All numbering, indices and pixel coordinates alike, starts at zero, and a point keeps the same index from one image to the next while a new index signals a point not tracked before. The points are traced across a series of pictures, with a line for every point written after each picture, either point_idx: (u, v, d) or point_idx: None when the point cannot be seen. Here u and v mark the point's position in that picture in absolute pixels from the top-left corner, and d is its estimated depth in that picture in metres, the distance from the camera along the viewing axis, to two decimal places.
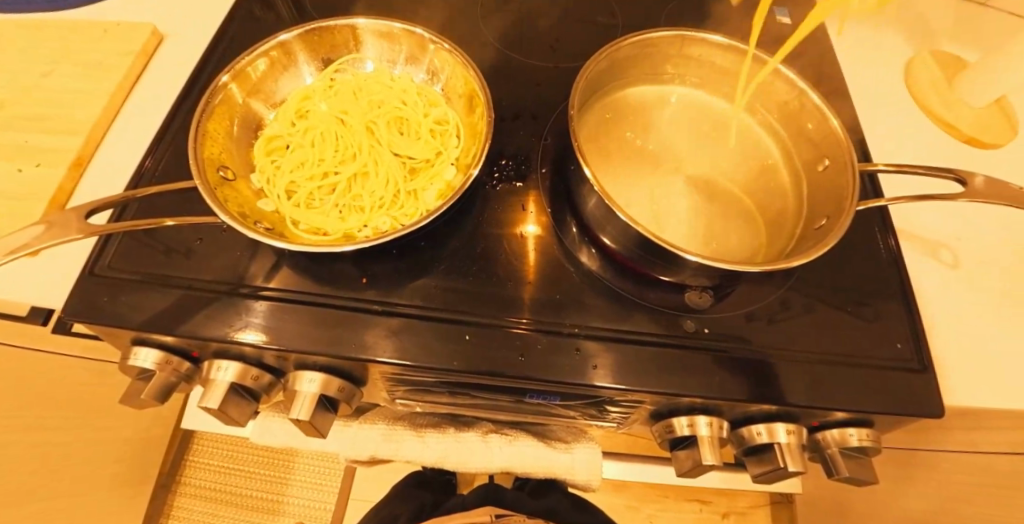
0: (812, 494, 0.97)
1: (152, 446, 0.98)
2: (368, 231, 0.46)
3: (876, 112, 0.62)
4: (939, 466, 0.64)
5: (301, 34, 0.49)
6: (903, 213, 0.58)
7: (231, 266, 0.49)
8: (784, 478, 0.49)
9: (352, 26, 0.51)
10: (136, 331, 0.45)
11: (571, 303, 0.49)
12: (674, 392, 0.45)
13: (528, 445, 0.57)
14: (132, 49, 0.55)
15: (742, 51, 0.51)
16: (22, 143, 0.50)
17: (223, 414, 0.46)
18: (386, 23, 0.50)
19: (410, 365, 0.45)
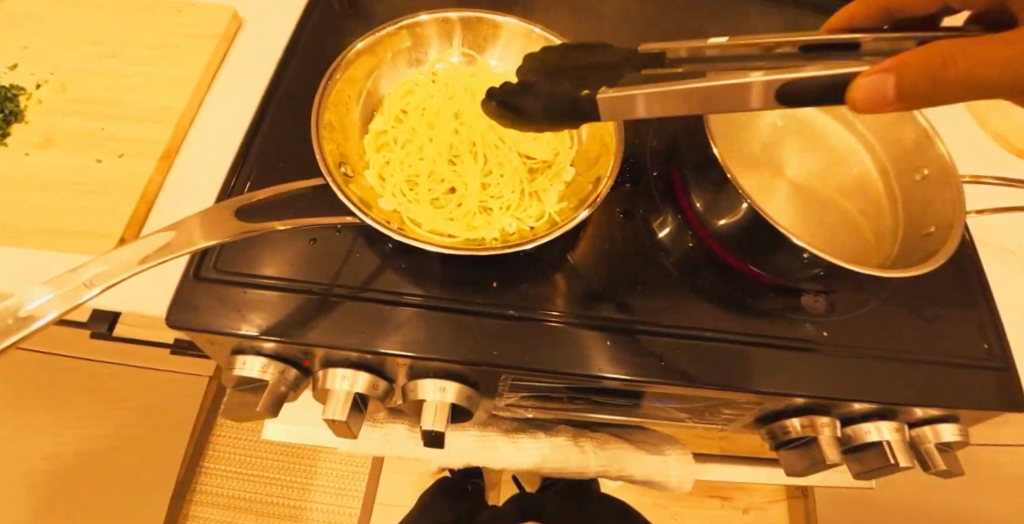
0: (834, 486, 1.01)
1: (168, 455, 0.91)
2: (495, 232, 0.44)
3: (938, 124, 0.66)
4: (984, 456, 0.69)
5: (438, 18, 0.49)
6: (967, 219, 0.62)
7: (339, 269, 0.47)
8: (885, 474, 0.51)
9: (482, 21, 0.49)
10: (248, 339, 0.42)
11: (683, 306, 0.50)
12: (794, 393, 0.46)
13: (620, 449, 0.57)
14: (214, 33, 0.51)
15: None
16: (101, 131, 0.46)
17: (346, 426, 0.43)
18: (523, 25, 0.48)
19: (537, 369, 0.44)
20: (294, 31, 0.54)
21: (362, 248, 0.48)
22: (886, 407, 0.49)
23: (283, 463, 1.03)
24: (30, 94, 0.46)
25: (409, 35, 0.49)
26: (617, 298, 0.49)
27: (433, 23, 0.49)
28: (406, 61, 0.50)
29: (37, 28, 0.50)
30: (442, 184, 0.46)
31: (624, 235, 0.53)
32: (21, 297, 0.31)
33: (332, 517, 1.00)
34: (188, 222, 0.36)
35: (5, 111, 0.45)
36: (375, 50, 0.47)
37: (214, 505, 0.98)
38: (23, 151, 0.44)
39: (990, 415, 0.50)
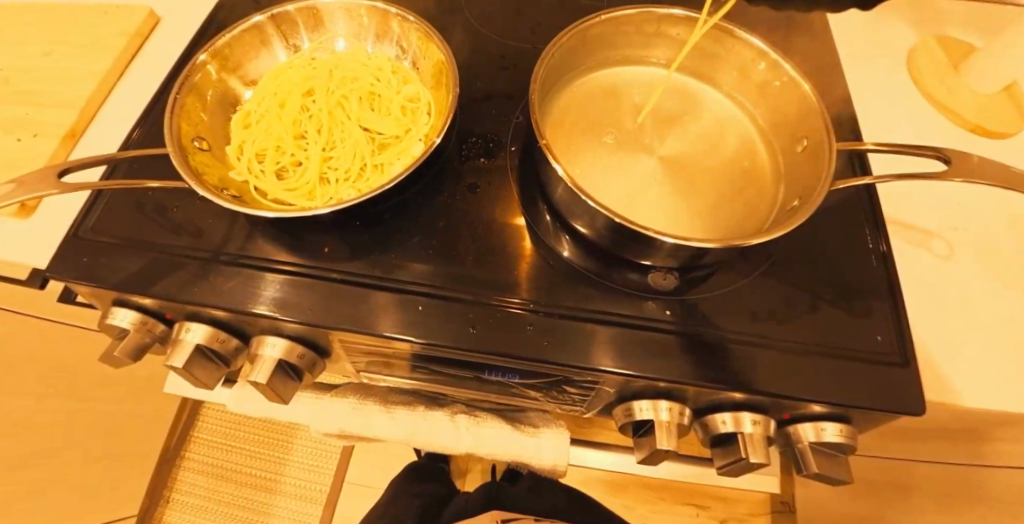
0: (816, 503, 0.93)
1: (157, 419, 1.01)
2: (332, 201, 0.47)
3: (875, 99, 0.59)
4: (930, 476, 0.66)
5: (275, 15, 0.51)
6: (886, 188, 0.57)
7: (202, 232, 0.50)
8: (750, 472, 0.47)
9: (325, 6, 0.52)
10: (112, 291, 0.46)
11: (557, 284, 0.48)
12: (635, 374, 0.44)
13: (494, 428, 0.57)
14: (128, 31, 0.58)
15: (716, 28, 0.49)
16: (22, 115, 0.53)
17: (193, 373, 0.47)
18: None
19: (411, 340, 0.45)
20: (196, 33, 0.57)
21: (223, 218, 0.51)
22: (747, 397, 0.45)
23: (263, 438, 1.11)
24: None
25: (261, 29, 0.52)
26: (467, 274, 0.48)
27: (277, 16, 0.51)
28: (261, 49, 0.53)
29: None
30: (290, 158, 0.49)
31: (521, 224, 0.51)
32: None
33: (302, 492, 1.06)
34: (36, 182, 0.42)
35: None
36: (237, 44, 0.51)
37: (199, 473, 1.08)
38: None
39: (881, 415, 0.45)
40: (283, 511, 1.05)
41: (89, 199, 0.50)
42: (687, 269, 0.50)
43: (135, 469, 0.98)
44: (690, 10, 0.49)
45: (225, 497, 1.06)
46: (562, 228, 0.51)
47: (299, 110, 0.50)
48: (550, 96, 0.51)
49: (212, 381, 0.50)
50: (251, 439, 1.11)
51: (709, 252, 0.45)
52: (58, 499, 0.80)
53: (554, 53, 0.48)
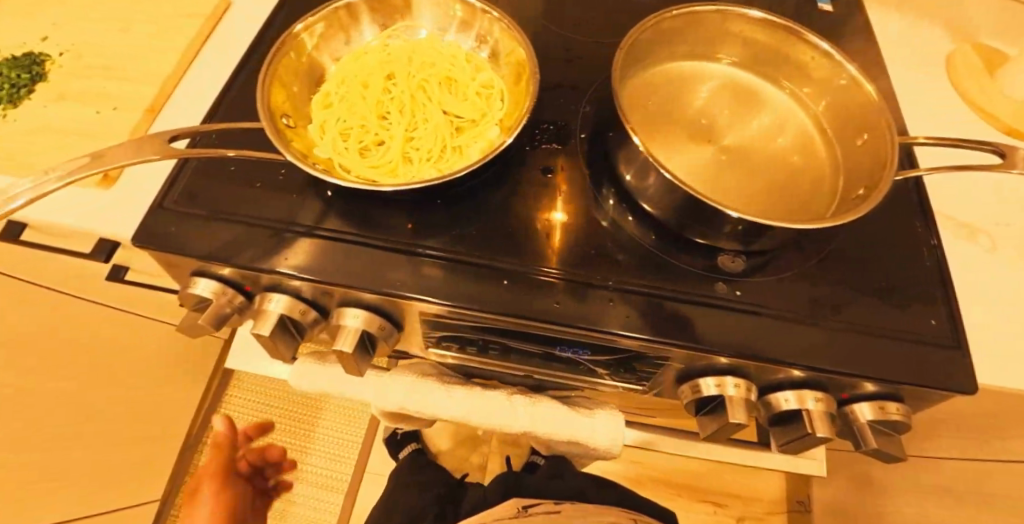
0: (836, 501, 0.94)
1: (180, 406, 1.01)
2: (415, 180, 0.48)
3: (916, 101, 0.63)
4: (953, 462, 0.69)
5: None
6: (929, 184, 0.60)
7: (282, 206, 0.51)
8: (811, 447, 0.49)
9: None
10: (198, 261, 0.48)
11: (629, 263, 0.50)
12: (707, 349, 0.46)
13: (548, 407, 0.59)
14: (203, 12, 0.60)
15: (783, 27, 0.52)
16: (100, 89, 0.54)
17: (273, 342, 0.49)
18: None
19: (492, 312, 0.46)
20: (262, 26, 0.59)
21: (304, 194, 0.52)
22: (810, 374, 0.47)
23: (284, 426, 1.11)
24: (53, 60, 0.57)
25: (350, 10, 0.54)
26: (542, 252, 0.50)
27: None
28: (349, 31, 0.55)
29: (66, 8, 0.60)
30: (374, 136, 0.50)
31: (553, 218, 0.52)
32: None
33: (323, 479, 1.08)
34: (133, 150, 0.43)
35: (33, 73, 0.56)
36: (326, 22, 0.53)
37: None
38: (42, 104, 0.54)
39: (932, 394, 0.47)
40: (304, 499, 1.06)
41: (174, 171, 0.52)
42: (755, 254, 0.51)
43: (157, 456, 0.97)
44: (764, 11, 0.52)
45: None
46: (629, 210, 0.53)
47: (382, 91, 0.52)
48: (625, 84, 0.53)
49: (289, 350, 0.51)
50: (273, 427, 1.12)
51: (768, 236, 0.47)
52: (85, 478, 0.80)
53: (631, 44, 0.50)
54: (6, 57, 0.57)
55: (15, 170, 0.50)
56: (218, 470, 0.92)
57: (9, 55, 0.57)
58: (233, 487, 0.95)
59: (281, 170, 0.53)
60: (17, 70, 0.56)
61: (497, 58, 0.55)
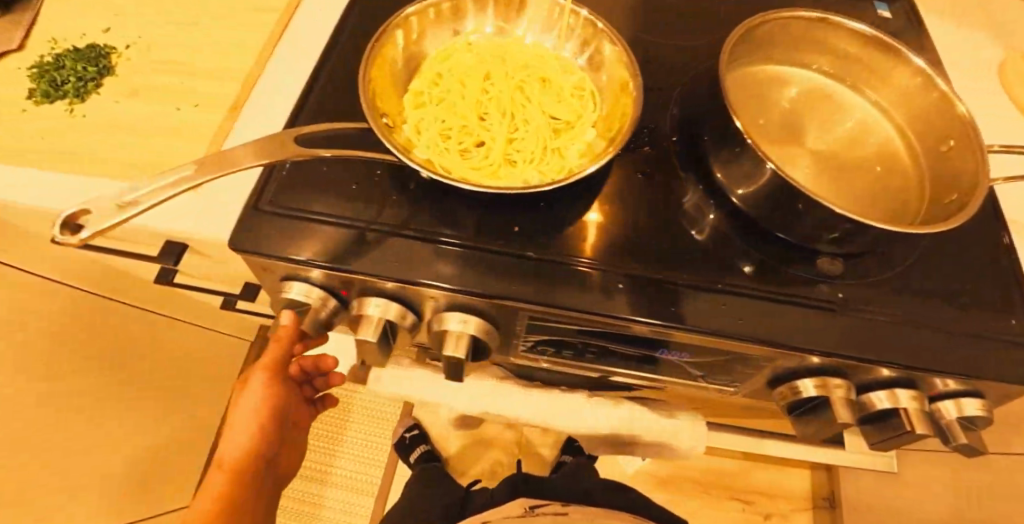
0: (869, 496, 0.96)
1: None
2: (517, 181, 0.48)
3: (974, 107, 0.65)
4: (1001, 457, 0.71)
5: None
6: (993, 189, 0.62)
7: (375, 206, 0.49)
8: (905, 444, 0.51)
9: None
10: (296, 264, 0.46)
11: (729, 264, 0.50)
12: (813, 350, 0.46)
13: (631, 410, 0.59)
14: (281, 8, 0.58)
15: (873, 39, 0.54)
16: (179, 84, 0.52)
17: (375, 348, 0.48)
18: None
19: (599, 314, 0.46)
20: (339, 18, 0.58)
21: (394, 192, 0.50)
22: (904, 374, 0.47)
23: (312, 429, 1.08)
24: (119, 53, 0.54)
25: (444, 7, 0.53)
26: (642, 253, 0.49)
27: None
28: (442, 27, 0.54)
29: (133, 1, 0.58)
30: (473, 137, 0.49)
31: (651, 219, 0.52)
32: (76, 208, 0.38)
33: (353, 483, 1.05)
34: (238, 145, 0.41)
35: (100, 66, 0.53)
36: (422, 17, 0.52)
37: None
38: (113, 100, 0.52)
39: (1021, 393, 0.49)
40: (334, 503, 1.03)
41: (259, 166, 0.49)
42: (859, 258, 0.51)
43: None
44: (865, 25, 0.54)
45: None
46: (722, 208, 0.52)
47: (480, 92, 0.51)
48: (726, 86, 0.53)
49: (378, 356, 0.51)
50: None
51: (866, 237, 0.47)
52: None
53: (737, 39, 0.52)
54: (69, 50, 0.54)
55: (91, 169, 0.48)
56: (270, 364, 0.53)
57: (72, 48, 0.54)
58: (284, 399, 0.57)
59: (377, 170, 0.52)
60: (82, 63, 0.53)
61: (600, 63, 0.53)
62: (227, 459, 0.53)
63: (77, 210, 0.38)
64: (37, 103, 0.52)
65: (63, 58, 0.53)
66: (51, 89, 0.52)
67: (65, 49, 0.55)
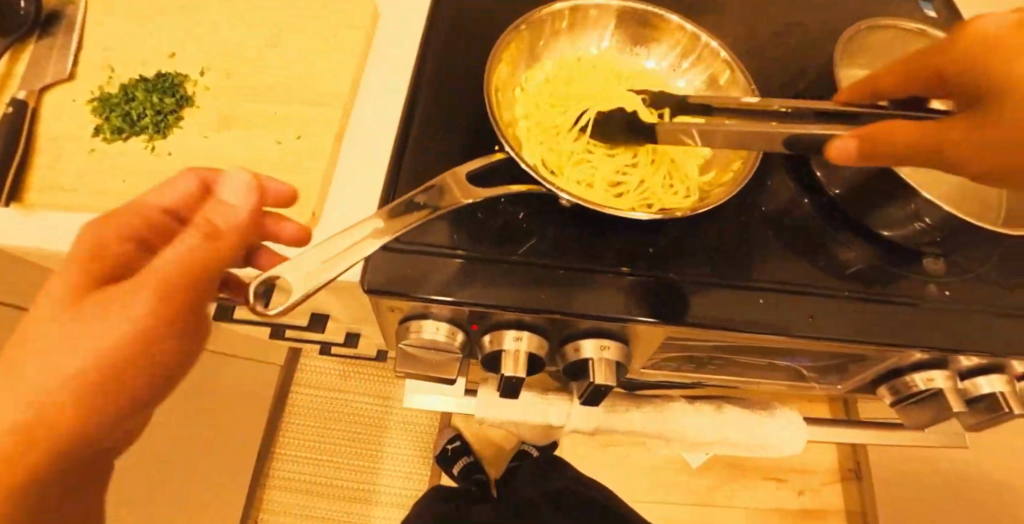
0: (900, 468, 1.00)
1: (233, 442, 0.92)
2: (649, 202, 0.47)
3: None
4: None
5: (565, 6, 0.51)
6: None
7: (499, 235, 0.48)
8: (1000, 423, 0.55)
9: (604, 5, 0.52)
10: (433, 303, 0.44)
11: (844, 270, 0.51)
12: (932, 347, 0.48)
13: (735, 413, 0.61)
14: (363, 23, 0.55)
15: None
16: (272, 113, 0.49)
17: (518, 383, 0.47)
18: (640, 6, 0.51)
19: (737, 331, 0.46)
20: (423, 37, 0.55)
21: (518, 218, 0.49)
22: (993, 360, 0.50)
23: (350, 449, 1.05)
24: (194, 80, 0.51)
25: (547, 21, 0.51)
26: (762, 264, 0.51)
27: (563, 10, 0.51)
28: (543, 41, 0.52)
29: (197, 22, 0.54)
30: (610, 168, 0.48)
31: (765, 228, 0.53)
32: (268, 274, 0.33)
33: (399, 499, 1.02)
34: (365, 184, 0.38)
35: (178, 96, 0.49)
36: (523, 37, 0.50)
37: (287, 490, 1.01)
38: (200, 134, 0.48)
39: None
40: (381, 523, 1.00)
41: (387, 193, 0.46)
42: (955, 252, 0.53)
43: (213, 498, 0.89)
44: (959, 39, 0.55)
45: (320, 516, 1.00)
46: (828, 216, 0.55)
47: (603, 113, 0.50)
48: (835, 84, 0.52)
49: (502, 390, 0.48)
50: (339, 450, 1.04)
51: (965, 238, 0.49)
52: None
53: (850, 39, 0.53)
54: (137, 79, 0.50)
55: None
56: (185, 274, 0.30)
57: (141, 77, 0.51)
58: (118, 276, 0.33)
59: (498, 197, 0.50)
60: (155, 94, 0.49)
61: (714, 84, 0.52)
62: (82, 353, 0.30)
63: (264, 279, 0.33)
64: (105, 141, 0.48)
65: (133, 88, 0.49)
66: (124, 124, 0.48)
67: (130, 79, 0.51)
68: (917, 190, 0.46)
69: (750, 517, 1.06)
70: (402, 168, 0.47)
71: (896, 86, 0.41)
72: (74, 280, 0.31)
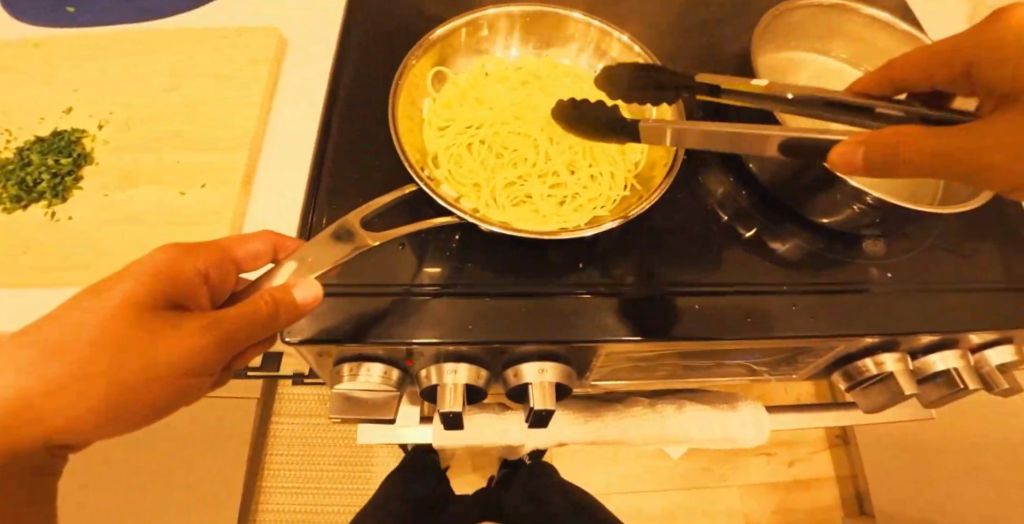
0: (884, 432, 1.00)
1: None
2: (579, 213, 0.46)
3: None
4: None
5: (463, 23, 0.49)
6: None
7: (425, 268, 0.46)
8: (959, 397, 0.55)
9: (506, 15, 0.50)
10: (360, 347, 0.43)
11: (784, 262, 0.50)
12: (881, 333, 0.47)
13: (697, 411, 0.60)
14: (266, 56, 0.53)
15: (889, 19, 0.52)
16: (176, 162, 0.47)
17: (460, 417, 0.45)
18: (544, 10, 0.50)
19: (678, 339, 0.45)
20: (335, 61, 0.53)
21: (445, 247, 0.48)
22: (944, 337, 0.49)
23: (337, 471, 1.04)
24: (92, 135, 0.48)
25: (448, 41, 0.50)
26: (700, 266, 0.49)
27: (462, 27, 0.50)
28: (445, 63, 0.51)
29: (91, 73, 0.52)
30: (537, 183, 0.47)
31: (701, 229, 0.52)
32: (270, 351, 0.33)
33: None
34: (252, 245, 0.36)
35: (73, 154, 0.47)
36: (425, 61, 0.49)
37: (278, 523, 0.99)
38: (103, 193, 0.46)
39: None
40: None
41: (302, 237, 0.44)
42: (894, 234, 0.53)
43: None
44: (880, 10, 0.53)
45: None
46: (761, 209, 0.54)
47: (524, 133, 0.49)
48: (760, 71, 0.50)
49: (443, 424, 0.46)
50: (326, 475, 1.04)
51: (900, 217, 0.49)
52: None
53: (766, 25, 0.51)
54: (33, 141, 0.48)
55: (98, 278, 0.43)
56: (136, 298, 0.29)
57: (37, 138, 0.48)
58: (169, 312, 0.30)
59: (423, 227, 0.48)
60: (50, 155, 0.47)
61: None
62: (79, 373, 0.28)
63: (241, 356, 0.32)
64: (4, 211, 0.46)
65: (28, 152, 0.47)
66: (22, 192, 0.46)
67: (26, 141, 0.48)
68: (846, 179, 0.45)
69: (742, 495, 1.05)
70: (314, 208, 0.45)
71: (925, 70, 0.42)
72: (125, 298, 0.29)
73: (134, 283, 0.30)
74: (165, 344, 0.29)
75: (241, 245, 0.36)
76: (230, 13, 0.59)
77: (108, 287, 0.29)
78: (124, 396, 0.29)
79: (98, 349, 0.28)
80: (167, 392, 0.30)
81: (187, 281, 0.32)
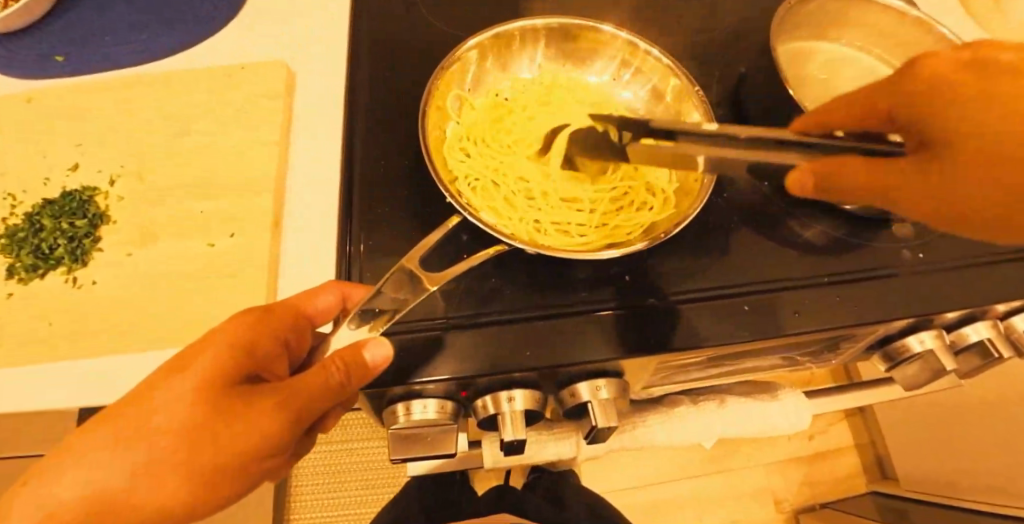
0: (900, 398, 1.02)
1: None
2: (620, 227, 0.46)
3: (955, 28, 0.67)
4: None
5: (482, 41, 0.48)
6: None
7: (468, 296, 0.45)
8: (992, 365, 0.55)
9: (524, 29, 0.50)
10: (417, 385, 0.42)
11: (820, 252, 0.51)
12: (922, 314, 0.48)
13: (740, 404, 0.60)
14: (277, 91, 0.51)
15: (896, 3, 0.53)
16: (199, 213, 0.46)
17: (522, 442, 0.45)
18: (562, 22, 0.49)
19: (729, 342, 0.45)
20: (348, 90, 0.52)
21: (484, 272, 0.47)
22: (977, 311, 0.50)
23: (364, 497, 1.03)
24: (104, 191, 0.46)
25: (466, 60, 0.49)
26: (740, 264, 0.49)
27: (481, 45, 0.49)
28: (464, 83, 0.50)
29: (92, 124, 0.50)
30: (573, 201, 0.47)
31: (735, 227, 0.52)
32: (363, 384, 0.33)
33: None
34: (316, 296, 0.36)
35: (89, 214, 0.45)
36: (446, 84, 0.48)
37: None
38: (124, 252, 0.44)
39: None
40: None
41: (342, 276, 0.43)
42: None
43: None
44: None
45: None
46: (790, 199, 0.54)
47: (544, 154, 0.49)
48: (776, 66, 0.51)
49: (503, 449, 0.46)
50: (354, 501, 1.02)
51: None
52: None
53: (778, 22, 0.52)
54: (42, 204, 0.46)
55: (135, 343, 0.41)
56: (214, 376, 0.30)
57: (45, 200, 0.46)
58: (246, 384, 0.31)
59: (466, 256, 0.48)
60: (64, 217, 0.45)
61: (658, 94, 0.50)
62: (166, 455, 0.28)
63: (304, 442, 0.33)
64: (21, 281, 0.43)
65: (38, 217, 0.45)
66: (38, 259, 0.44)
67: (33, 205, 0.46)
68: None
69: (768, 473, 1.07)
70: (352, 247, 0.43)
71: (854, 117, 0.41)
72: (203, 376, 0.30)
73: (214, 358, 0.30)
74: (249, 423, 0.29)
75: (311, 303, 0.36)
76: (227, 50, 0.57)
77: (190, 363, 0.30)
78: (207, 480, 0.29)
79: (185, 424, 0.29)
80: (249, 472, 0.30)
81: (263, 348, 0.32)
